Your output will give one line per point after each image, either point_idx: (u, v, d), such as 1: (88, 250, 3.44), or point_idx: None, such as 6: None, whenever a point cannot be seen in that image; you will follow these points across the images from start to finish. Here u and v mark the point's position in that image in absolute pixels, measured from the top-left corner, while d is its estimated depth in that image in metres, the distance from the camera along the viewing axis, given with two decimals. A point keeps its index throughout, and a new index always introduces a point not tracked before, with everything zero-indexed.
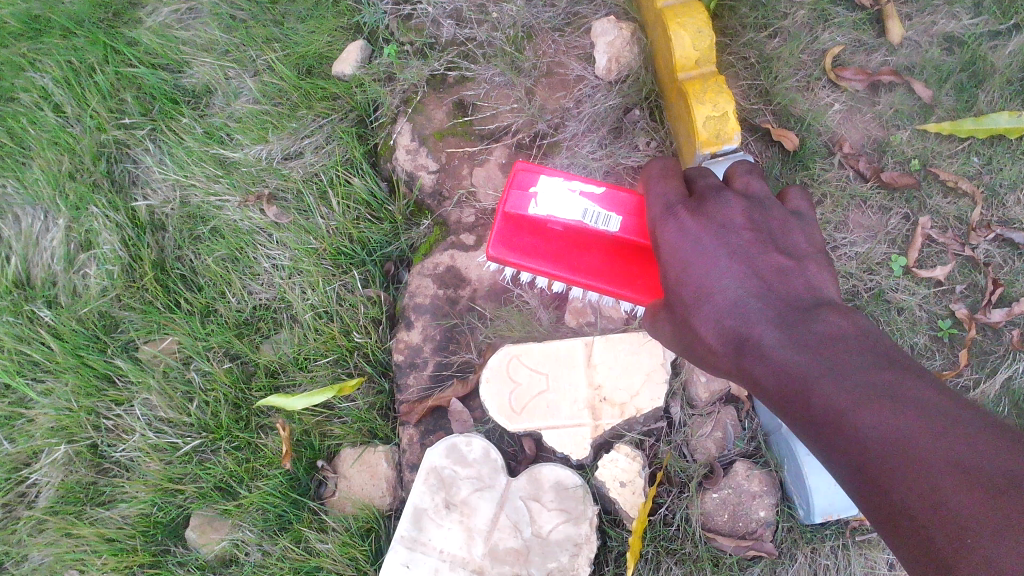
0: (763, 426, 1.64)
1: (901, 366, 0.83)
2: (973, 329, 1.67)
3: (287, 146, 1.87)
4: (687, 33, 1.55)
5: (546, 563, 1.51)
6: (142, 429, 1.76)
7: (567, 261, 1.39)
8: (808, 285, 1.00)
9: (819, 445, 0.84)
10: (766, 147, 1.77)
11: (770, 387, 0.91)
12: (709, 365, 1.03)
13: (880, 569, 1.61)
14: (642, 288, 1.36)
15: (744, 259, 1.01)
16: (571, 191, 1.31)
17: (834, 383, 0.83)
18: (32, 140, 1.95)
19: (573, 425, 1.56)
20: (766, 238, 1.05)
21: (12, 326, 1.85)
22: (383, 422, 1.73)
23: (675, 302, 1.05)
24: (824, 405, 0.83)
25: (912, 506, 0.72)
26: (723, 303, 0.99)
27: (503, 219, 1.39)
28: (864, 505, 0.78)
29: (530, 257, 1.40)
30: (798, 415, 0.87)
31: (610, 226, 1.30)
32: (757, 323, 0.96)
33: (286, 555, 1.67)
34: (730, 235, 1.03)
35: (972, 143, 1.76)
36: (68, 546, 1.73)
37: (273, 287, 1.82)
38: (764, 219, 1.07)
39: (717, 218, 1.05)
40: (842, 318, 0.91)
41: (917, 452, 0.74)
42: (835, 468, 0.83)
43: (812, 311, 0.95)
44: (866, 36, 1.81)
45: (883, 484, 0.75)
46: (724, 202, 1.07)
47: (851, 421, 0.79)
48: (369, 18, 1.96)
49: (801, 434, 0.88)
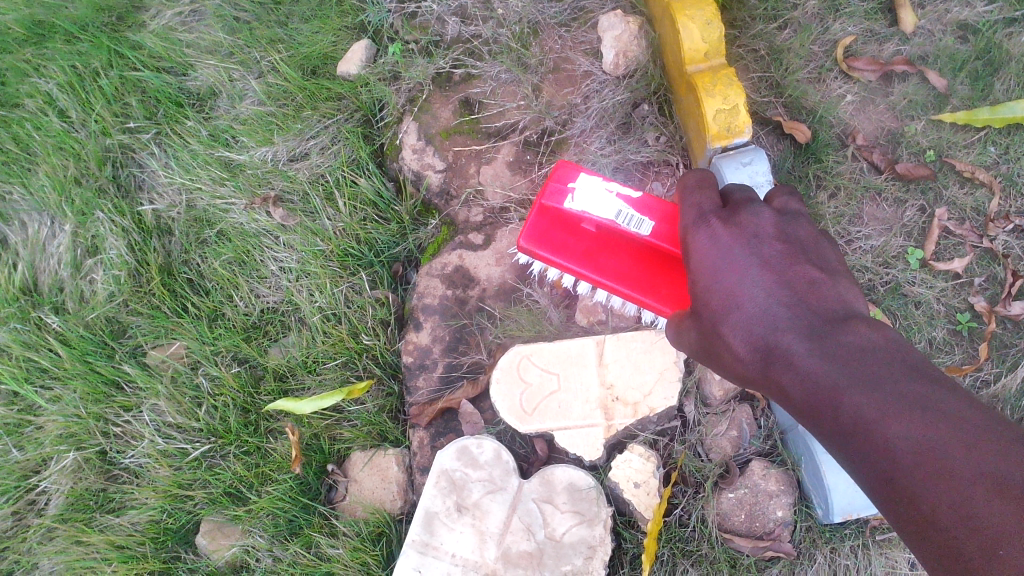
0: (780, 424, 1.60)
1: (936, 379, 0.80)
2: (994, 322, 1.64)
3: (292, 147, 1.86)
4: (696, 25, 1.53)
5: (561, 566, 1.49)
6: (151, 435, 1.75)
7: (595, 261, 1.36)
8: (840, 296, 0.96)
9: (846, 456, 0.82)
10: (777, 140, 1.74)
11: (797, 398, 0.88)
12: (734, 374, 1.00)
13: (901, 569, 1.57)
14: (666, 298, 1.32)
15: (775, 269, 0.98)
16: (608, 191, 1.31)
17: (864, 394, 0.81)
18: (37, 145, 1.94)
19: (586, 426, 1.54)
20: (798, 249, 1.01)
21: (20, 333, 1.84)
22: (393, 424, 1.72)
23: (703, 309, 1.02)
24: (853, 415, 0.80)
25: (942, 517, 0.71)
26: (753, 312, 0.96)
27: (538, 211, 1.38)
28: (892, 517, 0.77)
29: (558, 252, 1.37)
30: (827, 425, 0.84)
31: (642, 230, 1.29)
32: (786, 331, 0.93)
33: (297, 560, 1.65)
34: (763, 245, 1.01)
35: (988, 132, 1.72)
36: (79, 553, 1.71)
37: (280, 289, 1.80)
38: (795, 231, 1.04)
39: (749, 227, 1.02)
40: (873, 330, 0.88)
41: (948, 463, 0.72)
42: (861, 479, 0.80)
43: (842, 322, 0.91)
44: (879, 26, 1.78)
45: (912, 496, 0.74)
46: (759, 213, 1.04)
47: (880, 432, 0.77)
48: (374, 17, 1.94)
49: (828, 445, 0.86)
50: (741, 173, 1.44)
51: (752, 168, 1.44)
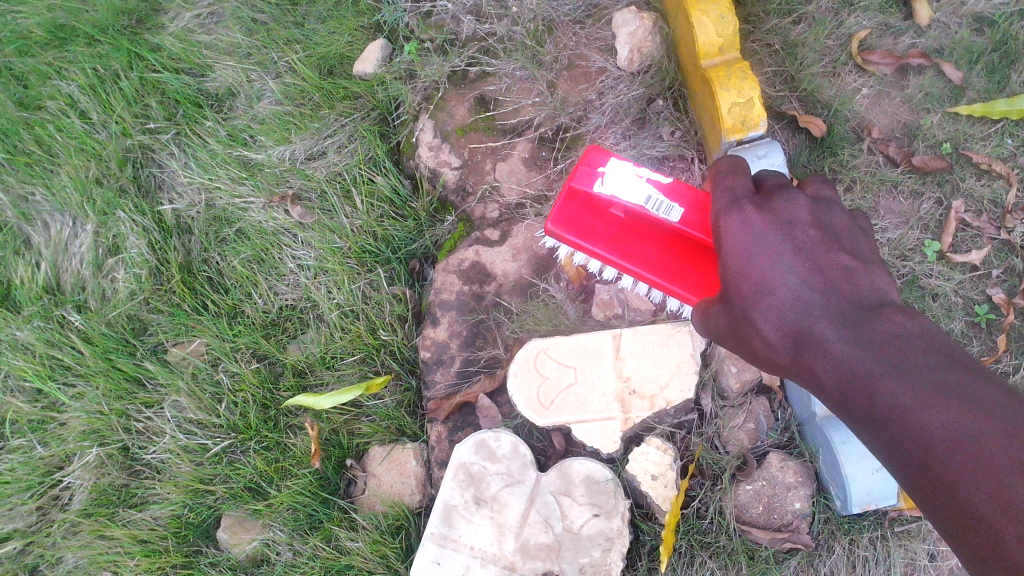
0: (797, 416, 1.61)
1: (970, 368, 0.81)
2: (1012, 314, 1.63)
3: (310, 146, 1.88)
4: (710, 20, 1.54)
5: (578, 558, 1.49)
6: (172, 431, 1.77)
7: (622, 247, 1.37)
8: (874, 285, 0.96)
9: (880, 443, 0.83)
10: (793, 134, 1.74)
11: (831, 384, 0.89)
12: (762, 360, 1.00)
13: (920, 560, 1.57)
14: (692, 287, 1.32)
15: (809, 256, 0.98)
16: (638, 175, 1.30)
17: (902, 382, 0.81)
18: (59, 147, 1.97)
19: (603, 419, 1.54)
20: (832, 238, 1.01)
21: (43, 330, 1.87)
22: (412, 419, 1.73)
23: (733, 294, 1.02)
24: (889, 404, 0.81)
25: (980, 505, 0.73)
26: (785, 298, 0.96)
27: (567, 195, 1.40)
28: (925, 505, 0.79)
29: (586, 237, 1.39)
30: (862, 413, 0.85)
31: (672, 217, 1.28)
32: (819, 318, 0.93)
33: (317, 554, 1.66)
34: (798, 231, 1.00)
35: (1005, 125, 1.72)
36: (103, 547, 1.74)
37: (299, 287, 1.83)
38: (830, 219, 1.04)
39: (784, 214, 1.02)
40: (907, 320, 0.89)
41: (986, 454, 0.73)
42: (894, 467, 0.82)
43: (876, 311, 0.92)
44: (894, 19, 1.79)
45: (950, 484, 0.75)
46: (795, 199, 1.03)
47: (918, 421, 0.78)
48: (389, 17, 1.96)
49: (860, 431, 0.87)
50: (757, 165, 1.47)
51: (768, 162, 1.48)
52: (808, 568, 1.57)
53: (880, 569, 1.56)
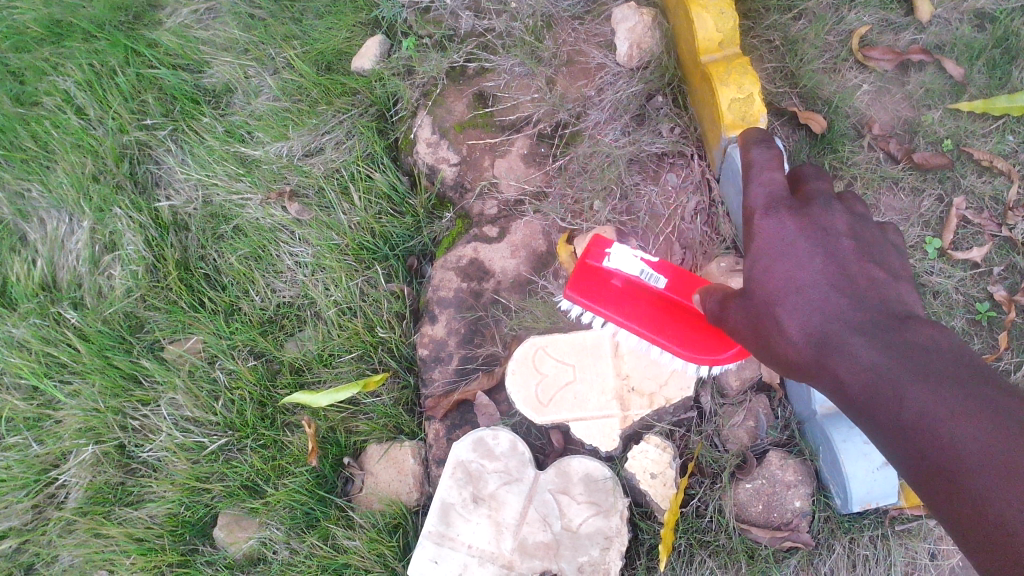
0: (797, 414, 1.60)
1: (999, 381, 0.82)
2: (1014, 311, 1.62)
3: (308, 142, 1.87)
4: (710, 15, 1.53)
5: (577, 557, 1.48)
6: (168, 429, 1.76)
7: (621, 309, 1.47)
8: (901, 293, 0.96)
9: (903, 450, 0.83)
10: (793, 131, 1.73)
11: (857, 390, 0.89)
12: (780, 360, 1.00)
13: (921, 559, 1.56)
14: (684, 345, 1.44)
15: (838, 260, 0.98)
16: (636, 257, 1.47)
17: (933, 391, 0.82)
18: (55, 143, 1.96)
19: (602, 417, 1.54)
20: (862, 243, 1.01)
21: (39, 327, 1.86)
22: (410, 417, 1.72)
23: (756, 292, 1.02)
24: (918, 412, 0.82)
25: (1007, 519, 0.74)
26: (813, 301, 0.96)
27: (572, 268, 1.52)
28: (945, 513, 0.80)
29: (590, 298, 1.48)
30: (887, 418, 0.85)
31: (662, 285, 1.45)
32: (847, 323, 0.93)
33: (313, 553, 1.65)
34: (829, 235, 1.00)
35: (1006, 122, 1.72)
36: (98, 546, 1.72)
37: (296, 284, 1.82)
38: (860, 224, 1.03)
39: (817, 218, 1.01)
40: (937, 328, 0.89)
41: (1016, 469, 0.74)
42: (914, 475, 0.83)
43: (905, 319, 0.92)
44: (895, 15, 1.78)
45: (978, 496, 0.76)
46: (826, 204, 1.03)
47: (948, 432, 0.79)
48: (387, 12, 1.95)
49: (881, 436, 0.88)
50: None
51: None
52: (808, 567, 1.55)
53: (880, 569, 1.55)
